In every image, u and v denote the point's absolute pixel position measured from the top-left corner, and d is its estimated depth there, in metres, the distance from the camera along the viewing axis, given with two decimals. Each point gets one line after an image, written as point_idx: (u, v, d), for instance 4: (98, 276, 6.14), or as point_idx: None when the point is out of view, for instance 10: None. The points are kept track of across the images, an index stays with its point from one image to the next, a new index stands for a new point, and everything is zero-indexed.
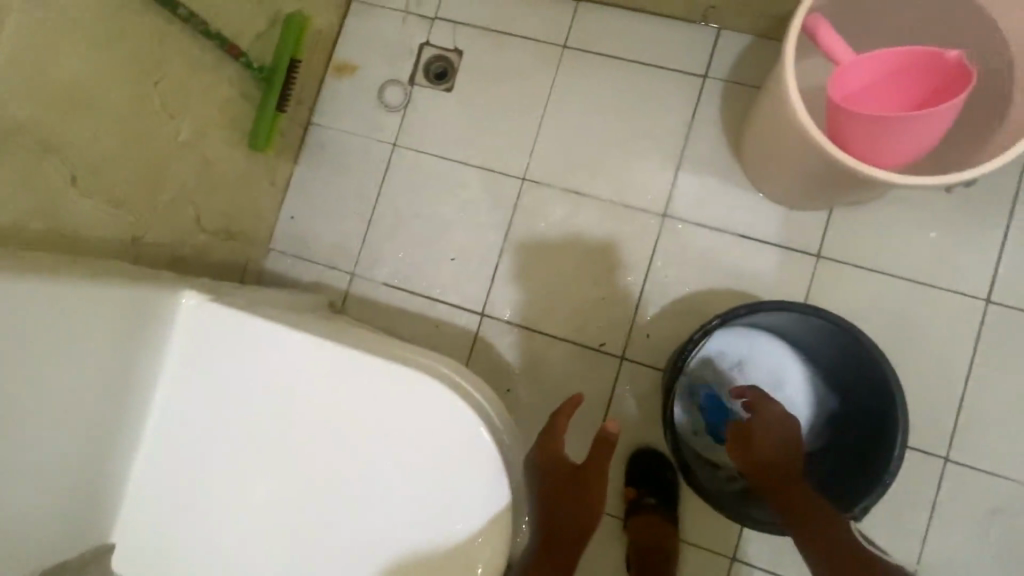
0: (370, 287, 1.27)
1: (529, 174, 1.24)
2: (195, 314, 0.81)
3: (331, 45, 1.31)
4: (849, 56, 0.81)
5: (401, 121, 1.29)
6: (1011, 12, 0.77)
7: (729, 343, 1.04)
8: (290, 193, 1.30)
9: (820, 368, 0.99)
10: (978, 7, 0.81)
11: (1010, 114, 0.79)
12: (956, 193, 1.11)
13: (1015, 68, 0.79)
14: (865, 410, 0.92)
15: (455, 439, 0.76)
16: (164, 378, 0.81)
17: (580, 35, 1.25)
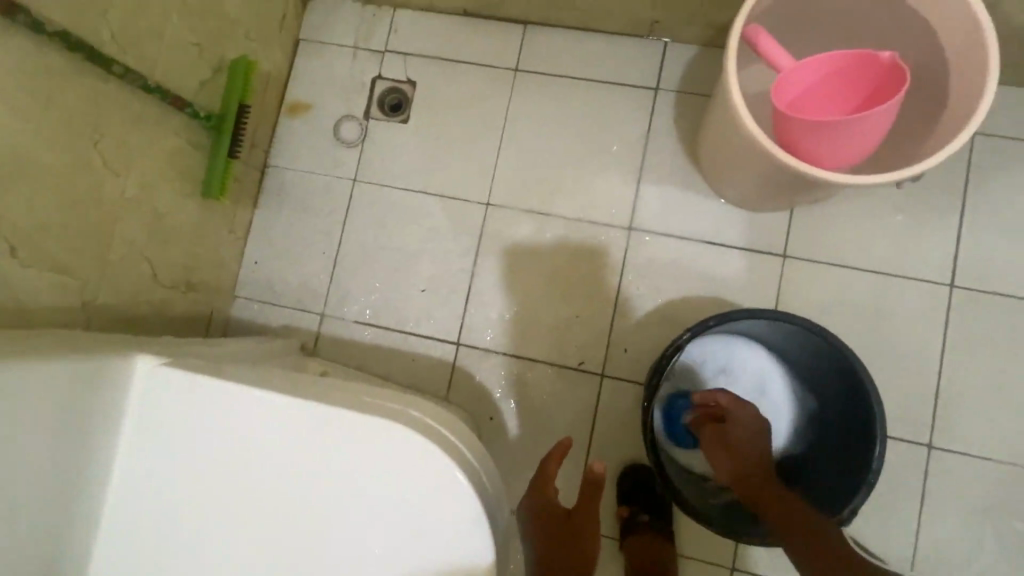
0: (342, 326, 1.24)
1: (493, 198, 1.24)
2: (150, 379, 0.77)
3: (282, 85, 1.30)
4: (789, 63, 0.82)
5: (359, 156, 1.28)
6: (937, 12, 0.80)
7: (705, 352, 1.03)
8: (252, 238, 1.28)
9: (800, 369, 0.99)
10: (907, 9, 0.83)
11: (947, 109, 0.82)
12: (907, 186, 1.13)
13: (947, 64, 0.82)
14: (846, 410, 0.91)
15: (432, 482, 0.74)
16: (124, 448, 0.77)
17: (530, 57, 1.26)
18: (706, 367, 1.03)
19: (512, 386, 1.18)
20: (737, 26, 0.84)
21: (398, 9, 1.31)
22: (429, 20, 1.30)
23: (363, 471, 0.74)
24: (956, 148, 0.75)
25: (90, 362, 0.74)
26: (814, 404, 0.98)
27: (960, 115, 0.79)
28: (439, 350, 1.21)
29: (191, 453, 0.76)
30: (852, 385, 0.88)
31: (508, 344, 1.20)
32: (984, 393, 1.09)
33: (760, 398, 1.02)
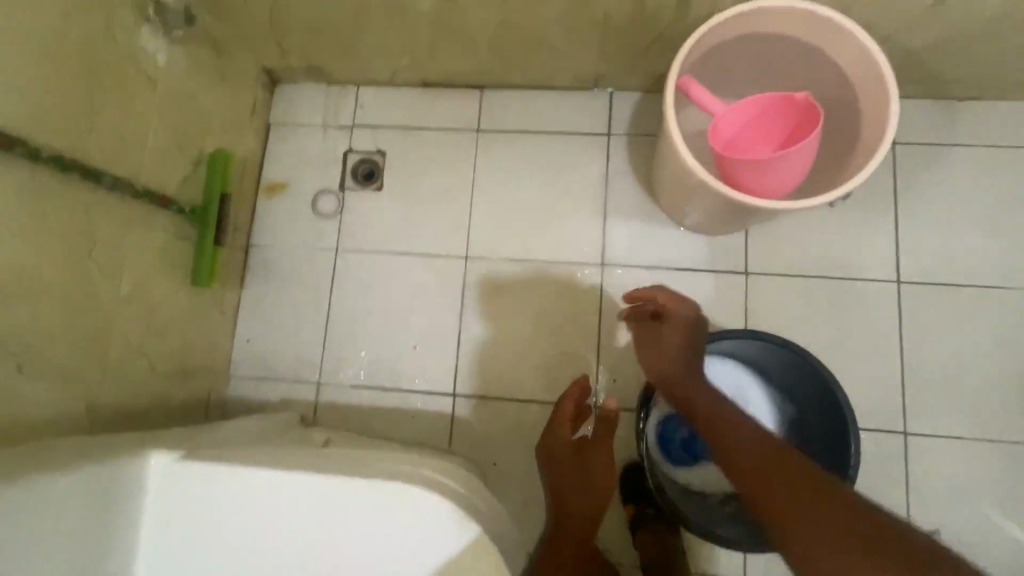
0: (339, 392, 1.27)
1: (471, 251, 1.31)
2: (164, 475, 0.79)
3: (257, 168, 1.36)
4: (721, 108, 0.92)
5: (339, 226, 1.34)
6: (842, 55, 0.94)
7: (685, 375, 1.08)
8: (242, 316, 1.31)
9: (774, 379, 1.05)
10: (816, 53, 0.98)
11: (861, 133, 0.96)
12: (840, 207, 1.25)
13: (856, 96, 0.97)
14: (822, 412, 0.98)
15: (448, 538, 0.77)
16: (143, 547, 0.78)
17: (489, 118, 1.35)
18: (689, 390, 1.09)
19: (512, 428, 1.22)
20: (671, 79, 0.94)
21: (361, 85, 1.39)
22: (391, 93, 1.38)
23: (382, 538, 0.77)
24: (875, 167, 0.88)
25: (106, 466, 0.75)
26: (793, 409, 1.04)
27: (871, 138, 0.93)
28: (437, 403, 1.25)
29: (212, 545, 0.78)
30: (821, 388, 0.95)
31: (504, 388, 1.24)
32: (943, 376, 1.18)
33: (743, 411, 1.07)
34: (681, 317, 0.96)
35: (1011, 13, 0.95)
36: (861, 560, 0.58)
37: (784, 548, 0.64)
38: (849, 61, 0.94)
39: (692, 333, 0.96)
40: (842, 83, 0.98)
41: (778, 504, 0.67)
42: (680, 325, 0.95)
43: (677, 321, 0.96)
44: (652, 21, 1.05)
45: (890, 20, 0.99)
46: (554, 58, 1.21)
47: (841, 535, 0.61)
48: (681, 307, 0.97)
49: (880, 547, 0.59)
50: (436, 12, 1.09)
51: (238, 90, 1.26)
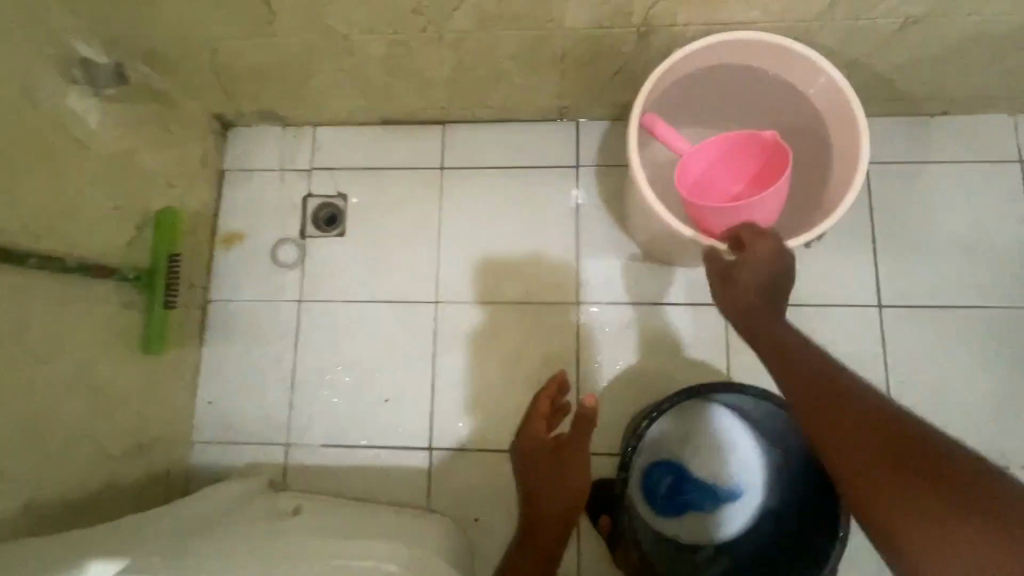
0: (309, 453, 1.21)
1: (441, 295, 1.25)
2: None
3: (211, 219, 1.30)
4: (688, 147, 0.91)
5: (301, 276, 1.28)
6: (812, 87, 0.93)
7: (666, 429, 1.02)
8: (202, 378, 1.24)
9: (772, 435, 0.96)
10: (786, 84, 0.96)
11: (833, 166, 0.95)
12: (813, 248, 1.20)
13: (827, 127, 0.95)
14: (817, 478, 0.89)
15: None
16: None
17: (453, 154, 1.30)
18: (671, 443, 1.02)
19: (492, 480, 1.17)
20: (635, 118, 0.91)
21: (317, 126, 1.33)
22: (349, 132, 1.33)
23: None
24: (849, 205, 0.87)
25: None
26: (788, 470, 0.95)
27: (844, 173, 0.92)
28: (413, 459, 1.19)
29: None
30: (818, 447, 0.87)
31: (482, 439, 1.19)
32: (932, 400, 1.15)
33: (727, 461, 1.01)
34: (756, 259, 0.84)
35: (978, 34, 0.92)
36: (940, 521, 0.54)
37: (867, 513, 0.62)
38: (819, 93, 0.93)
39: (775, 265, 0.84)
40: (811, 113, 0.96)
41: (855, 457, 0.64)
42: (751, 262, 0.84)
43: (746, 256, 0.85)
44: (612, 56, 1.01)
45: (855, 46, 0.96)
46: (515, 93, 1.16)
47: (926, 489, 0.56)
48: (749, 245, 0.86)
49: (956, 492, 0.55)
50: (387, 56, 1.03)
51: (186, 141, 1.20)
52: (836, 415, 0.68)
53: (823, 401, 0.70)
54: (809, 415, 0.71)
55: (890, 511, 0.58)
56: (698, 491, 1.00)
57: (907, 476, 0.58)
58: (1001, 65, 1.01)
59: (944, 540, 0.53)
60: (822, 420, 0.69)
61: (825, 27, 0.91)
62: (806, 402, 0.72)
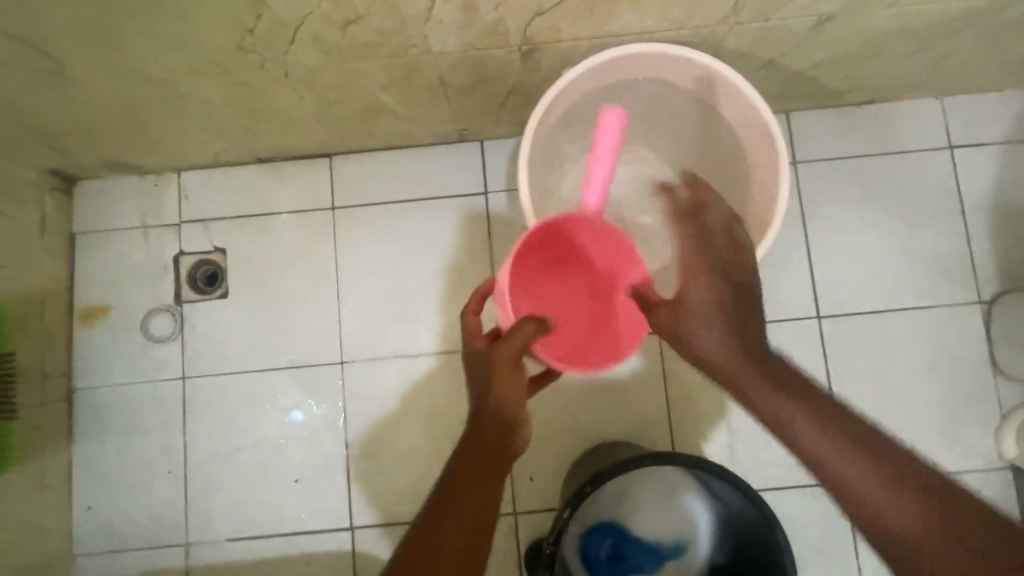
0: (213, 550, 1.07)
1: (347, 353, 1.11)
2: None
3: (66, 293, 1.11)
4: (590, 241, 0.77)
5: (181, 347, 1.11)
6: (725, 103, 0.84)
7: (600, 505, 0.90)
8: (78, 481, 1.08)
9: (716, 497, 0.86)
10: (698, 99, 0.86)
11: (752, 193, 0.86)
12: None
13: (744, 147, 0.86)
14: (759, 541, 0.80)
15: None
16: None
17: (344, 190, 1.14)
18: (605, 514, 0.91)
19: None
20: (523, 146, 0.78)
21: (182, 171, 1.15)
22: (221, 176, 1.15)
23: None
24: (766, 245, 0.78)
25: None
26: (730, 529, 0.86)
27: (762, 202, 0.83)
28: (333, 540, 1.07)
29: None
30: (760, 516, 0.78)
31: (408, 512, 1.07)
32: None
33: (668, 520, 0.92)
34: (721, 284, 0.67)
35: (896, 27, 0.83)
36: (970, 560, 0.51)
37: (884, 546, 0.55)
38: (733, 110, 0.84)
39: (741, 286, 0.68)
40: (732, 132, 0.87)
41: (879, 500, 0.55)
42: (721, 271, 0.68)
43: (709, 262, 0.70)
44: (497, 78, 0.87)
45: (767, 47, 0.85)
46: (399, 121, 1.01)
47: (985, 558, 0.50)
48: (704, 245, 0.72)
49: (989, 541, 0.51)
50: (231, 98, 0.86)
51: (12, 210, 1.00)
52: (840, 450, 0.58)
53: (827, 440, 0.59)
54: (814, 455, 0.59)
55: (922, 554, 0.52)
56: (641, 555, 0.92)
57: (935, 516, 0.53)
58: (923, 52, 0.92)
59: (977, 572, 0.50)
60: (827, 455, 0.58)
61: (731, 32, 0.79)
62: (813, 436, 0.59)
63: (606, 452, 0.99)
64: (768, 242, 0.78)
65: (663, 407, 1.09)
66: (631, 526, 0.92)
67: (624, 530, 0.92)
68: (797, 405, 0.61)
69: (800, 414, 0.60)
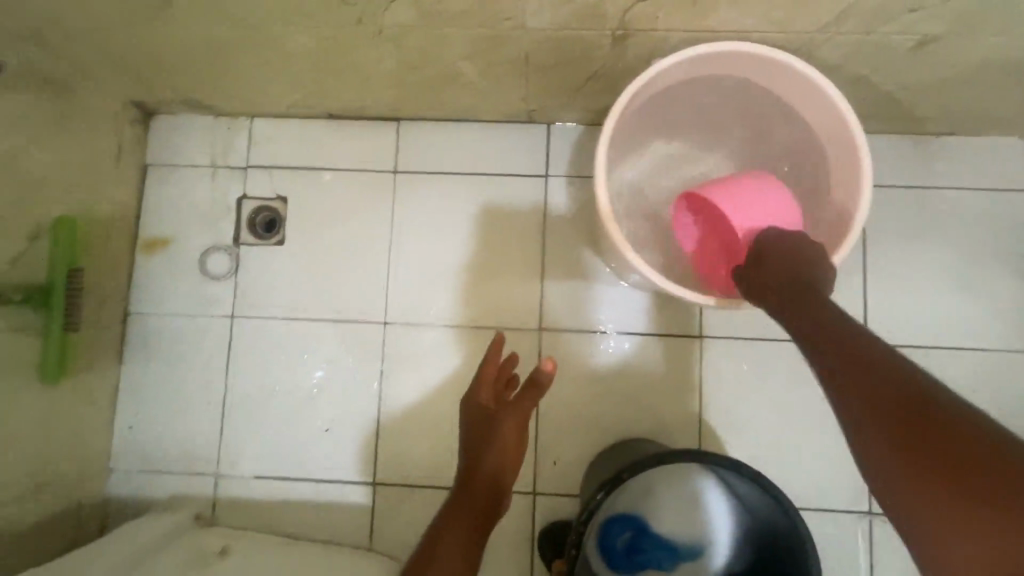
0: (240, 485, 1.11)
1: (391, 315, 1.13)
2: None
3: (131, 221, 1.15)
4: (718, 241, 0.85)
5: (233, 287, 1.15)
6: (808, 113, 0.84)
7: (626, 499, 0.90)
8: (121, 402, 1.12)
9: (741, 499, 0.87)
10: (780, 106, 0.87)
11: (826, 205, 0.85)
12: None
13: (823, 159, 0.86)
14: (786, 546, 0.82)
15: None
16: None
17: (408, 156, 1.16)
18: (629, 508, 0.92)
19: None
20: (605, 133, 0.79)
21: (254, 118, 1.18)
22: (290, 127, 1.18)
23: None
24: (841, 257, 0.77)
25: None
26: (754, 533, 0.87)
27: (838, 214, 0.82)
28: (356, 493, 1.10)
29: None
30: (790, 521, 0.79)
31: (430, 477, 1.09)
32: None
33: (690, 524, 0.92)
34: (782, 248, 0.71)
35: (997, 58, 0.81)
36: (959, 518, 0.42)
37: (882, 492, 0.48)
38: (815, 119, 0.83)
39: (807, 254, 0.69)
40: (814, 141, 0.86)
41: (869, 432, 0.49)
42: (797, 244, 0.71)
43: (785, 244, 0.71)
44: (582, 61, 0.87)
45: (858, 62, 0.83)
46: (474, 94, 1.02)
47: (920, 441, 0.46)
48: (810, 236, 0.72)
49: (958, 449, 0.43)
50: (319, 50, 0.88)
51: (95, 134, 1.04)
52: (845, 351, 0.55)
53: (848, 368, 0.54)
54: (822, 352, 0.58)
55: (902, 494, 0.46)
56: (659, 551, 0.92)
57: (916, 456, 0.45)
58: (1018, 89, 0.90)
59: (927, 496, 0.44)
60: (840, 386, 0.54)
61: (828, 41, 0.78)
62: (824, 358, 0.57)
63: (627, 450, 1.01)
64: (843, 252, 0.77)
65: (695, 412, 1.09)
66: (652, 524, 0.92)
67: (644, 528, 0.92)
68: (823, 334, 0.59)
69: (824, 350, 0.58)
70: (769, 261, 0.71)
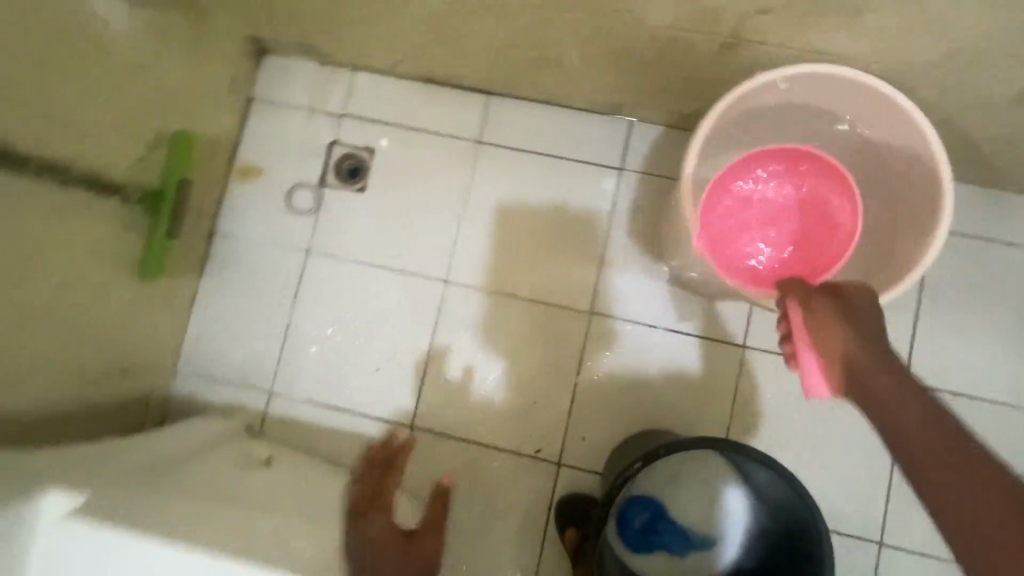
0: (290, 406, 1.19)
1: (453, 275, 1.20)
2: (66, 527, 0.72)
3: (231, 147, 1.24)
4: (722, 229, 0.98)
5: (312, 224, 1.23)
6: (890, 138, 0.87)
7: (650, 478, 0.96)
8: (196, 311, 1.22)
9: (759, 491, 0.91)
10: (862, 130, 0.90)
11: (905, 221, 0.89)
12: None
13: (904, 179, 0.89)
14: (798, 539, 0.84)
15: None
16: None
17: (493, 129, 1.22)
18: (652, 488, 0.97)
19: (465, 472, 1.15)
20: (695, 142, 0.84)
21: (356, 70, 1.25)
22: (388, 84, 1.25)
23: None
24: (924, 268, 0.81)
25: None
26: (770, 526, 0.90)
27: (916, 231, 0.86)
28: (394, 433, 1.17)
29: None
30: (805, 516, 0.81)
31: (465, 430, 1.16)
32: None
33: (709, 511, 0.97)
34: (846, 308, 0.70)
35: None
36: None
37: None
38: (897, 143, 0.87)
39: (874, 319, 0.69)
40: (896, 165, 0.90)
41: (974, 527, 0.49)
42: (873, 301, 0.72)
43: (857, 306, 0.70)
44: (684, 62, 0.91)
45: (953, 105, 0.86)
46: (571, 78, 1.07)
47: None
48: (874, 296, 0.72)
49: None
50: (440, 14, 0.95)
51: (217, 61, 1.13)
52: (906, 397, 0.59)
53: (940, 457, 0.54)
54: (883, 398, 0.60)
55: None
56: (673, 535, 0.97)
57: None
58: None
59: None
60: (934, 475, 0.53)
61: (930, 77, 0.81)
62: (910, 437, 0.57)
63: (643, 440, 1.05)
64: (908, 282, 0.81)
65: (725, 417, 1.13)
66: (673, 506, 0.97)
67: (665, 509, 0.97)
68: (908, 413, 0.58)
69: (909, 428, 0.57)
70: (823, 322, 0.70)
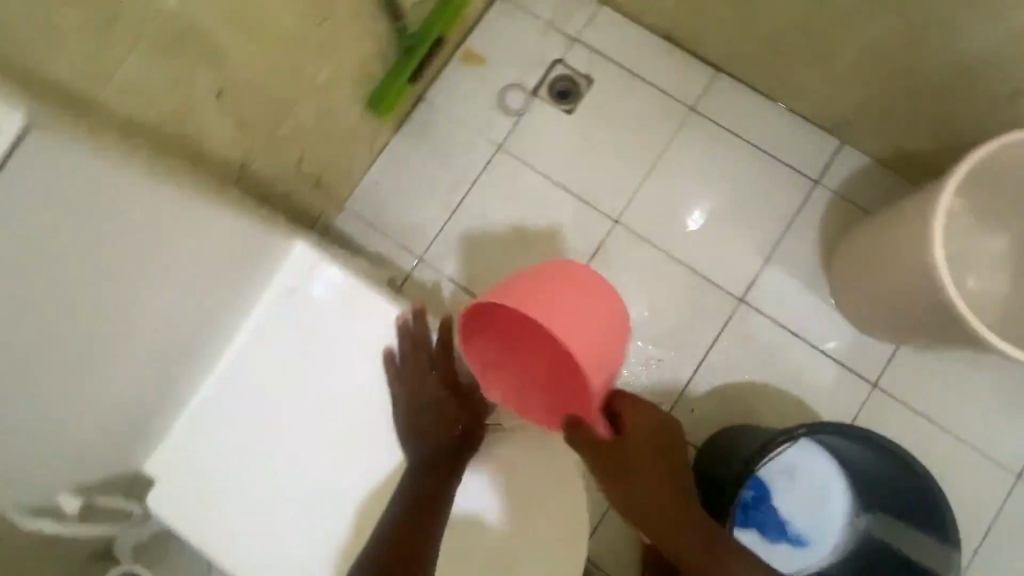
0: (434, 277, 1.25)
1: (623, 218, 1.25)
2: (306, 264, 0.83)
3: (466, 30, 1.31)
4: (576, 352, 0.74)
5: (512, 124, 1.29)
6: None
7: (775, 462, 0.99)
8: (381, 160, 1.28)
9: (860, 463, 0.94)
10: None
11: None
12: (984, 407, 1.13)
13: None
14: (913, 494, 0.87)
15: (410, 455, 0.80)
16: (258, 311, 0.83)
17: (709, 102, 1.27)
18: (774, 470, 1.00)
19: None
20: (963, 165, 0.89)
21: (604, 5, 1.31)
22: (628, 28, 1.30)
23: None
24: None
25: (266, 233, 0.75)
26: (878, 492, 0.94)
27: None
28: None
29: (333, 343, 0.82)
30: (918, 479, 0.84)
31: None
32: None
33: (820, 499, 0.99)
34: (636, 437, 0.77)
35: None
36: None
37: None
38: None
39: (655, 451, 0.77)
40: None
41: None
42: (648, 424, 0.77)
43: (645, 449, 0.76)
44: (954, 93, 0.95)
45: None
46: (819, 76, 1.12)
47: None
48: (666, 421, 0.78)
49: None
50: None
51: None
52: (687, 521, 0.74)
53: None
54: (667, 519, 0.74)
55: None
56: (775, 516, 0.99)
57: None
58: None
59: None
60: None
61: None
62: None
63: (744, 429, 1.04)
64: None
65: None
66: (786, 493, 0.99)
67: (779, 491, 1.00)
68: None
69: None
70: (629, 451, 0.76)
